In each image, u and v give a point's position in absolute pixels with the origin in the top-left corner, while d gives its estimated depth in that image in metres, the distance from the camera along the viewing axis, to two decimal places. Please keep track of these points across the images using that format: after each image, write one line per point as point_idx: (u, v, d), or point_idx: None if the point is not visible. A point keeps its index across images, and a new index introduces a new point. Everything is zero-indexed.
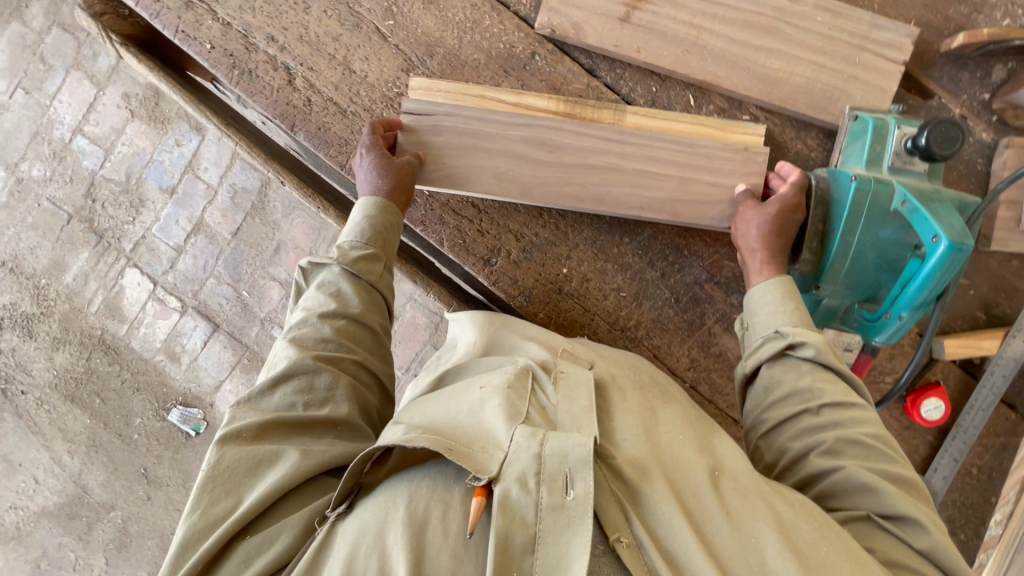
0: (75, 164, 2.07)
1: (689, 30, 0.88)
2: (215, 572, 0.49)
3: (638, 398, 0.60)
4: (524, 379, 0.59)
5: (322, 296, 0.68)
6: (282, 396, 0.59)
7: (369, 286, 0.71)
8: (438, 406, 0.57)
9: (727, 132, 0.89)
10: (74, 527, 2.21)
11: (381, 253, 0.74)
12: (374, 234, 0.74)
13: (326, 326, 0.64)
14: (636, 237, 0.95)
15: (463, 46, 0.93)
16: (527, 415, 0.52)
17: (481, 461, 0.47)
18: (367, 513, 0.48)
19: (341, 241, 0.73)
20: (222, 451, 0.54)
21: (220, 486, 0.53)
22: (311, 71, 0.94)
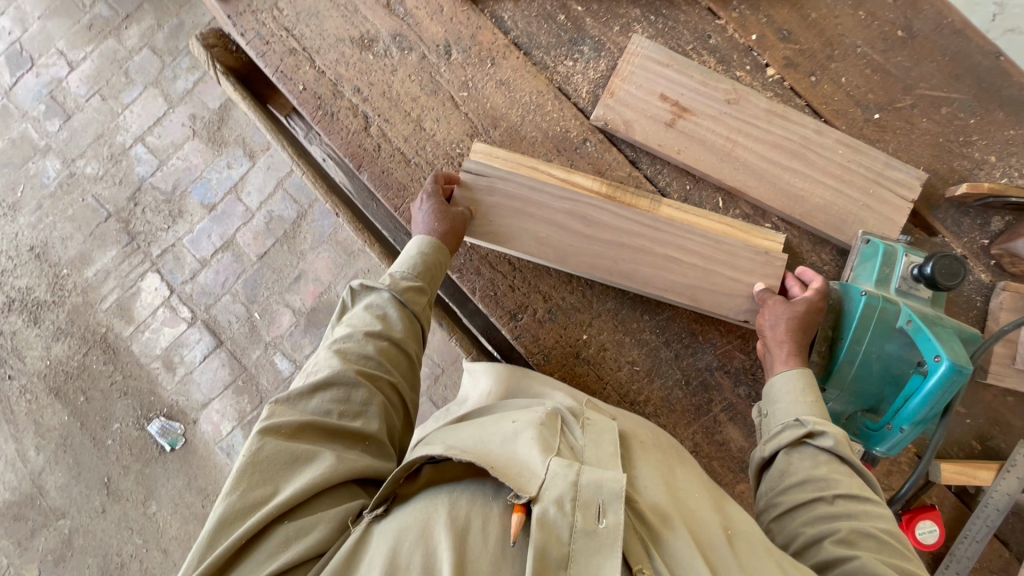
0: (128, 169, 2.18)
1: (724, 142, 1.00)
2: (259, 543, 0.63)
3: (658, 456, 0.77)
4: (554, 421, 0.76)
5: (370, 316, 0.83)
6: (320, 401, 0.74)
7: (410, 317, 0.85)
8: (480, 434, 0.73)
9: (750, 234, 0.98)
10: (16, 530, 2.09)
11: (426, 285, 0.88)
12: (424, 270, 0.88)
13: (369, 344, 0.79)
14: (656, 315, 1.01)
15: (525, 123, 1.04)
16: (557, 449, 0.69)
17: (521, 480, 0.63)
18: (415, 517, 0.64)
19: (396, 270, 0.88)
20: (263, 441, 0.68)
21: (258, 472, 0.67)
22: (385, 122, 1.05)
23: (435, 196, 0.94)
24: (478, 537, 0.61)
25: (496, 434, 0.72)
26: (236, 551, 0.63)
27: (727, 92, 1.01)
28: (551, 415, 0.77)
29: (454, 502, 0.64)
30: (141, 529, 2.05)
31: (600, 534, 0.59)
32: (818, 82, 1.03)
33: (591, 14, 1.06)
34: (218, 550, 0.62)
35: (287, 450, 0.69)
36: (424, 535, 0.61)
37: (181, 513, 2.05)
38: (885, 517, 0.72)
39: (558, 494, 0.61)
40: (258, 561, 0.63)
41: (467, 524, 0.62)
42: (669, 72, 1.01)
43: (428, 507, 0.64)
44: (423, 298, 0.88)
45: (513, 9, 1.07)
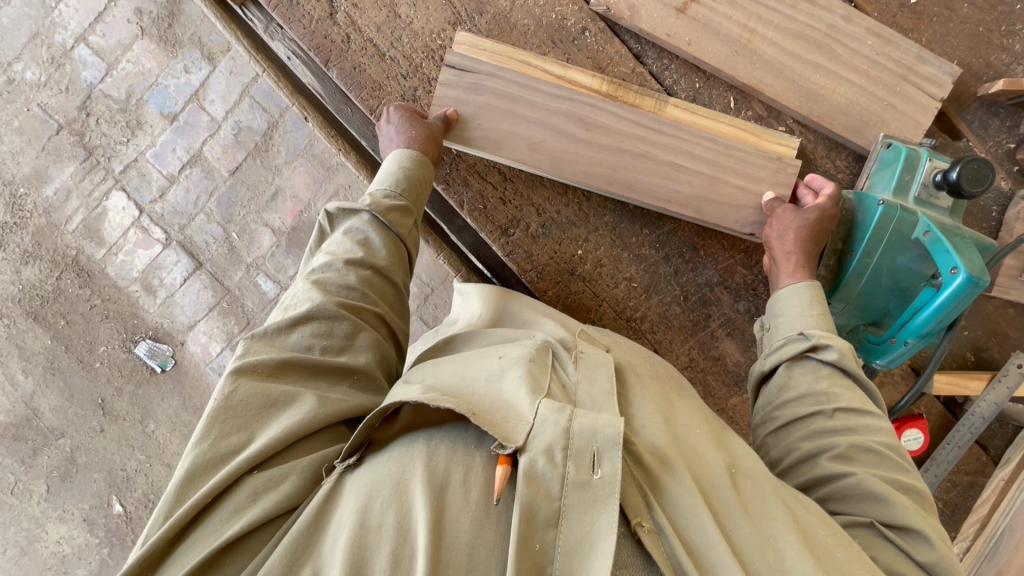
0: (73, 74, 1.96)
1: (741, 32, 0.88)
2: (227, 497, 0.62)
3: (656, 392, 0.77)
4: (546, 358, 0.75)
5: (351, 243, 0.80)
6: (302, 335, 0.73)
7: (396, 239, 0.83)
8: (465, 371, 0.72)
9: (763, 139, 0.89)
10: (18, 449, 2.14)
11: (411, 206, 0.85)
12: (409, 187, 0.84)
13: (351, 274, 0.77)
14: (657, 229, 0.95)
15: (515, 9, 0.91)
16: (547, 389, 0.68)
17: (505, 428, 0.61)
18: (390, 467, 0.62)
19: (376, 189, 0.84)
20: (236, 384, 0.67)
21: (231, 418, 0.66)
22: (355, 8, 0.91)
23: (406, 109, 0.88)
24: (459, 493, 0.60)
25: (480, 372, 0.71)
26: (205, 503, 0.62)
27: None
28: (540, 351, 0.75)
29: (434, 449, 0.63)
30: (143, 445, 2.11)
31: (595, 486, 0.59)
32: None
33: None
34: (186, 505, 0.61)
35: (263, 393, 0.68)
36: (397, 491, 0.60)
37: (180, 431, 2.10)
38: (885, 430, 0.73)
39: (545, 445, 0.60)
40: (230, 512, 0.62)
41: (447, 473, 0.61)
42: None
43: (404, 456, 0.63)
44: (408, 218, 0.85)
45: None
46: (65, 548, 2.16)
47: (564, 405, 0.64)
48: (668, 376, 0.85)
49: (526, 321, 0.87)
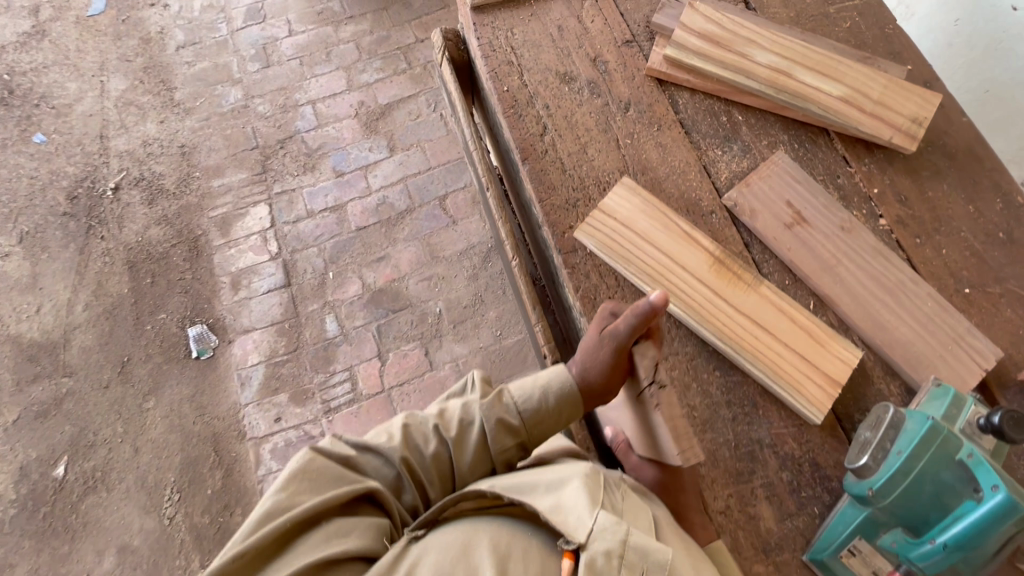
0: (291, 120, 2.51)
1: (830, 258, 1.14)
2: (304, 533, 0.83)
3: (683, 539, 0.88)
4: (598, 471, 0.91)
5: (452, 424, 0.98)
6: (372, 457, 0.95)
7: (507, 433, 0.98)
8: (527, 477, 0.90)
9: (832, 339, 1.08)
10: (24, 369, 2.13)
11: (523, 433, 0.99)
12: (531, 417, 0.98)
13: (431, 447, 0.96)
14: (728, 374, 1.07)
15: (668, 179, 1.21)
16: (603, 500, 0.83)
17: (570, 526, 0.79)
18: (459, 535, 0.81)
19: (513, 388, 1.00)
20: (313, 456, 0.91)
21: (307, 479, 0.89)
22: (558, 136, 1.25)
23: (633, 324, 0.92)
24: (518, 566, 0.77)
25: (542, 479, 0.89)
26: (319, 511, 0.85)
27: (844, 221, 1.16)
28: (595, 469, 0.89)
29: (497, 532, 0.81)
30: (130, 418, 2.07)
31: None
32: (922, 245, 1.17)
33: (748, 122, 1.27)
34: (270, 530, 0.82)
35: (336, 467, 0.92)
36: (465, 552, 0.78)
37: (172, 420, 2.07)
38: None
39: (600, 548, 0.76)
40: (310, 551, 0.81)
41: (509, 550, 0.78)
42: (799, 187, 1.19)
43: (468, 532, 0.81)
44: (512, 436, 0.98)
45: (688, 98, 1.29)
46: None
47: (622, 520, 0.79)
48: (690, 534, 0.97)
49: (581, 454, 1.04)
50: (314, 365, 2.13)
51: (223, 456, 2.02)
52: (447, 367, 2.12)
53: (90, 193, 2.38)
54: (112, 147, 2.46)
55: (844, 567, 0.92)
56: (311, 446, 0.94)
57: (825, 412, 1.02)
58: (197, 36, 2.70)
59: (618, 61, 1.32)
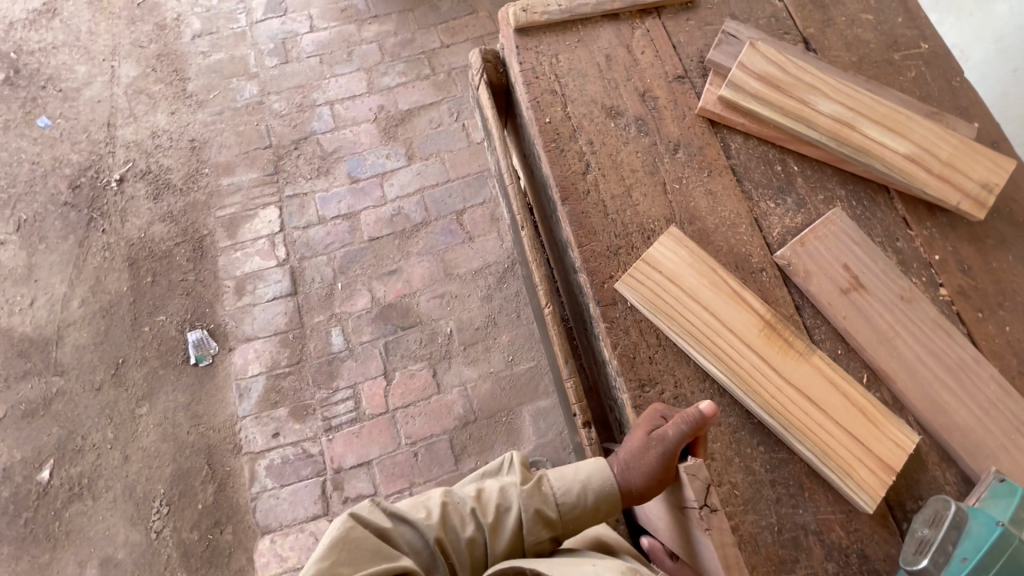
0: (307, 120, 2.42)
1: (887, 329, 1.06)
2: None
3: None
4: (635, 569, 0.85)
5: (490, 509, 1.01)
6: (410, 532, 0.99)
7: (544, 524, 1.01)
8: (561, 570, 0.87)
9: (886, 420, 1.00)
10: (13, 365, 2.04)
11: (555, 526, 1.01)
12: (565, 511, 1.01)
13: (467, 530, 1.00)
14: (773, 451, 1.00)
15: (716, 231, 1.13)
16: None
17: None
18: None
19: (553, 479, 1.03)
20: (354, 525, 0.94)
21: (347, 549, 0.91)
22: (601, 176, 1.16)
23: (681, 433, 0.90)
24: None
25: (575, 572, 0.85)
26: None
27: (904, 290, 1.09)
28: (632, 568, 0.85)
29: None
30: (121, 423, 1.98)
31: None
32: (984, 320, 1.10)
33: (804, 174, 1.19)
34: None
35: (373, 541, 0.94)
36: None
37: (165, 428, 1.98)
38: None
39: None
40: None
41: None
42: (857, 249, 1.11)
43: None
44: (545, 528, 1.01)
45: (741, 143, 1.21)
46: None
47: None
48: None
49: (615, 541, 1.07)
50: (317, 380, 2.04)
51: (216, 470, 1.94)
52: (455, 391, 2.04)
53: (93, 183, 2.29)
54: (119, 136, 2.37)
55: None
56: (353, 509, 0.97)
57: (878, 502, 0.95)
58: (214, 26, 2.60)
59: (669, 98, 1.24)
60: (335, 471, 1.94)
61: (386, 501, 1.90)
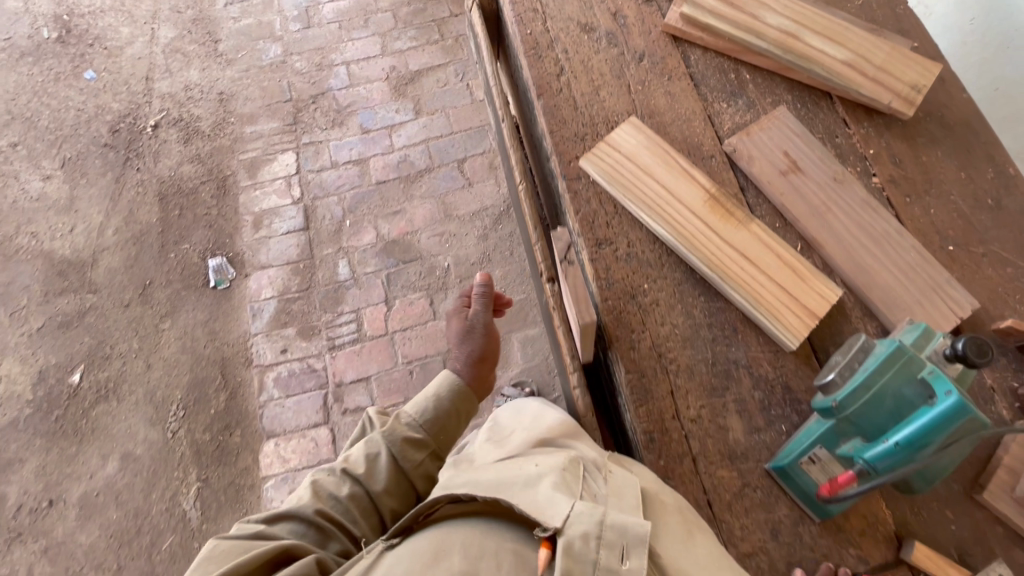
0: (325, 78, 2.64)
1: (820, 205, 1.20)
2: None
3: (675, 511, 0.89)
4: (576, 466, 0.94)
5: (361, 461, 1.24)
6: (284, 527, 1.13)
7: (413, 449, 1.27)
8: (506, 474, 0.93)
9: (814, 277, 1.14)
10: (53, 282, 2.26)
11: (428, 442, 1.30)
12: (431, 421, 1.32)
13: (343, 494, 1.19)
14: (712, 301, 1.14)
15: (673, 124, 1.29)
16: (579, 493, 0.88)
17: (545, 514, 0.84)
18: (432, 540, 0.88)
19: (409, 409, 1.33)
20: (217, 544, 1.06)
21: (216, 561, 1.03)
22: (574, 78, 1.33)
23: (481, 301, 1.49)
24: (492, 565, 0.82)
25: (520, 477, 0.91)
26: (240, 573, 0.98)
27: (837, 174, 1.22)
28: (571, 460, 0.95)
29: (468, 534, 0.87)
30: (145, 336, 2.18)
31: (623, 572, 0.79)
32: (911, 204, 1.23)
33: (755, 81, 1.34)
34: None
35: (244, 544, 1.06)
36: (437, 554, 0.84)
37: (184, 342, 2.17)
38: None
39: (577, 533, 0.81)
40: None
41: (484, 551, 0.83)
42: (798, 139, 1.25)
43: (439, 537, 0.88)
44: (418, 450, 1.28)
45: (699, 55, 1.37)
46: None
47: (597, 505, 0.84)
48: (660, 436, 1.04)
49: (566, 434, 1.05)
50: (323, 305, 2.22)
51: (228, 380, 2.11)
52: None
53: (131, 128, 2.52)
54: (155, 88, 2.61)
55: (803, 473, 0.98)
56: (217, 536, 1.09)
57: (801, 339, 1.08)
58: None
59: (637, 17, 1.41)
60: (336, 385, 2.10)
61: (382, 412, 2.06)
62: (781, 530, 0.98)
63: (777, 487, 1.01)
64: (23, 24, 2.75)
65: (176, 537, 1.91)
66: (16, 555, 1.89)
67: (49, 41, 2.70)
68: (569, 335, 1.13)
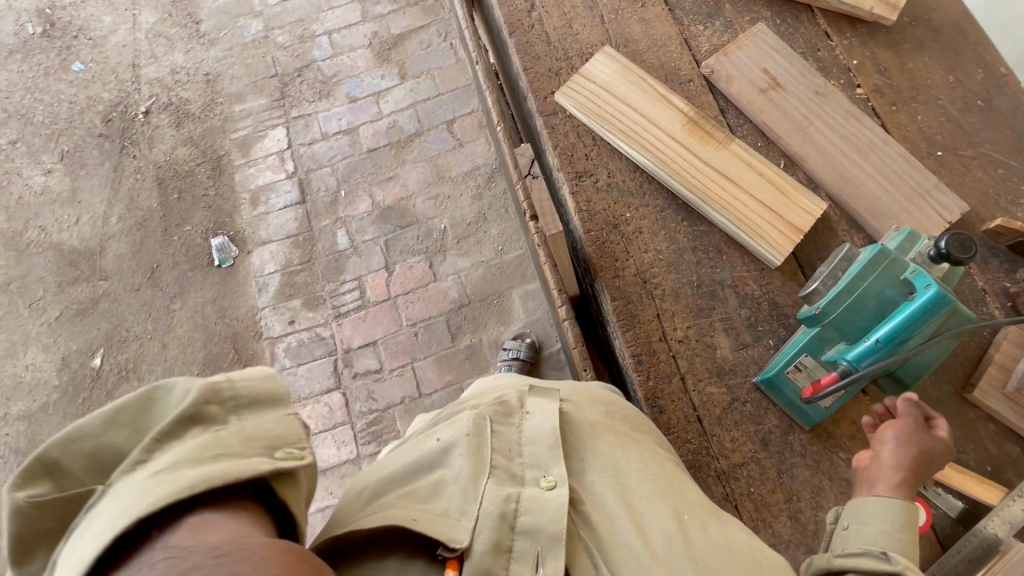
0: (308, 49, 2.62)
1: (802, 120, 1.17)
2: None
3: (604, 440, 0.92)
4: (481, 428, 0.89)
5: None
6: None
7: None
8: (413, 461, 0.89)
9: (798, 192, 1.12)
10: (66, 272, 2.33)
11: None
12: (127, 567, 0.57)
13: None
14: (695, 225, 1.14)
15: (648, 52, 1.26)
16: (489, 465, 0.85)
17: (449, 532, 0.77)
18: None
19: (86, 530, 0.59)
20: None
21: None
22: (545, 13, 1.30)
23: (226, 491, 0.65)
24: None
25: (429, 461, 0.88)
26: None
27: (819, 87, 1.19)
28: (477, 425, 0.89)
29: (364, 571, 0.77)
30: (158, 317, 2.25)
31: None
32: (898, 112, 1.20)
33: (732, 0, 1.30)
34: None
35: None
36: None
37: (196, 320, 2.23)
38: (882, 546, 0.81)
39: (486, 548, 0.76)
40: None
41: None
42: (777, 55, 1.22)
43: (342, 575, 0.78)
44: None
45: None
46: (27, 375, 2.21)
47: (506, 499, 0.81)
48: (649, 359, 1.05)
49: (502, 385, 1.06)
50: (326, 275, 2.26)
51: (241, 354, 2.18)
52: (450, 278, 2.21)
53: (123, 116, 2.55)
54: (143, 75, 2.62)
55: (789, 382, 0.98)
56: None
57: (785, 255, 1.07)
58: None
59: None
60: (345, 351, 2.16)
61: (390, 374, 2.11)
62: (771, 441, 1.00)
63: (766, 398, 1.02)
64: (7, 22, 2.76)
65: None
66: None
67: (34, 37, 2.72)
68: (557, 270, 1.07)
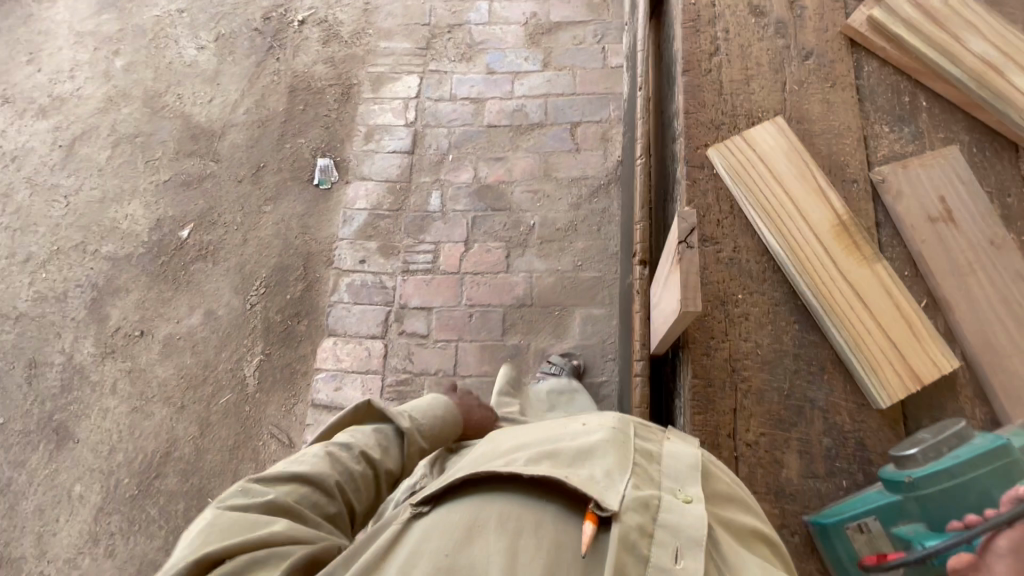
0: (466, 10, 2.63)
1: (965, 264, 1.06)
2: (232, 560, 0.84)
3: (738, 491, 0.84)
4: (627, 426, 0.88)
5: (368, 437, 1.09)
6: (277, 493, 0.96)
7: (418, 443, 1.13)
8: (551, 432, 0.88)
9: (931, 338, 1.02)
10: (185, 143, 2.48)
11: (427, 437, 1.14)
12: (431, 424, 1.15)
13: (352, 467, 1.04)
14: (806, 331, 1.06)
15: (820, 136, 1.18)
16: (633, 461, 0.82)
17: (601, 493, 0.76)
18: (461, 514, 0.77)
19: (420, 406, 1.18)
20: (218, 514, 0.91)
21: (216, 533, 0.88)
22: (727, 61, 1.24)
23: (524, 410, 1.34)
24: (529, 548, 0.71)
25: (566, 435, 0.87)
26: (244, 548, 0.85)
27: (997, 236, 1.07)
28: (624, 423, 0.88)
29: (510, 503, 0.76)
30: (248, 212, 2.36)
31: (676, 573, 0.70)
32: None
33: (931, 111, 1.19)
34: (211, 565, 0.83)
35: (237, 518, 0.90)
36: (468, 533, 0.74)
37: (280, 228, 2.33)
38: None
39: (632, 524, 0.73)
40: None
41: (521, 526, 0.73)
42: (961, 186, 1.11)
43: (477, 507, 0.77)
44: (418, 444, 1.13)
45: (874, 69, 1.23)
46: (123, 224, 2.39)
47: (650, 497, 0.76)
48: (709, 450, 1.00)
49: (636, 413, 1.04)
50: (408, 229, 2.29)
51: (308, 273, 2.26)
52: (521, 275, 2.20)
53: (280, 19, 2.66)
54: None
55: (847, 539, 0.91)
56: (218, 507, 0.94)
57: (895, 401, 0.98)
58: None
59: (817, 11, 1.27)
60: (401, 306, 2.20)
61: (434, 344, 2.13)
62: None
63: (809, 541, 0.95)
64: None
65: (233, 396, 2.12)
66: (107, 368, 2.18)
67: None
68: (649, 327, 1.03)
